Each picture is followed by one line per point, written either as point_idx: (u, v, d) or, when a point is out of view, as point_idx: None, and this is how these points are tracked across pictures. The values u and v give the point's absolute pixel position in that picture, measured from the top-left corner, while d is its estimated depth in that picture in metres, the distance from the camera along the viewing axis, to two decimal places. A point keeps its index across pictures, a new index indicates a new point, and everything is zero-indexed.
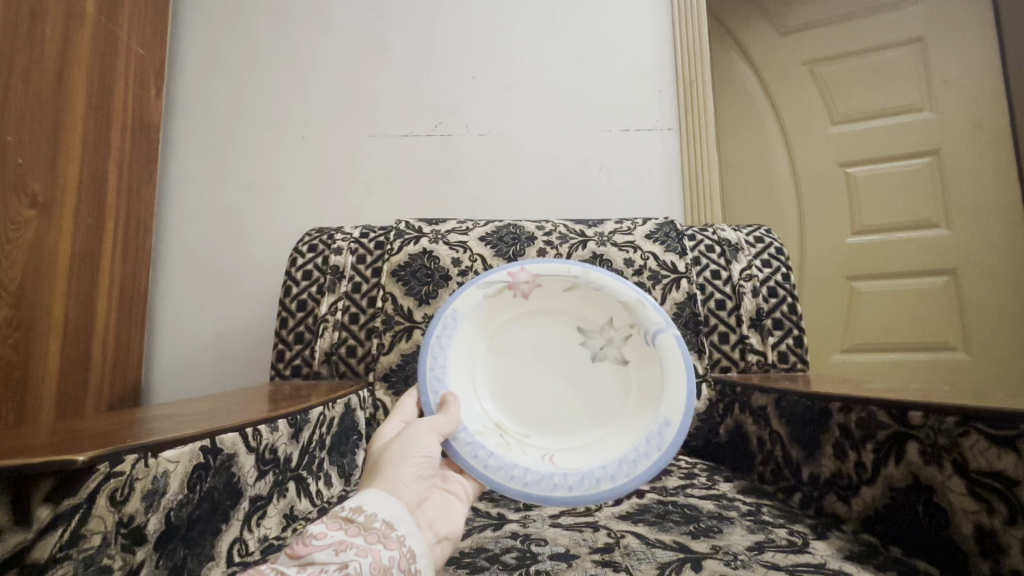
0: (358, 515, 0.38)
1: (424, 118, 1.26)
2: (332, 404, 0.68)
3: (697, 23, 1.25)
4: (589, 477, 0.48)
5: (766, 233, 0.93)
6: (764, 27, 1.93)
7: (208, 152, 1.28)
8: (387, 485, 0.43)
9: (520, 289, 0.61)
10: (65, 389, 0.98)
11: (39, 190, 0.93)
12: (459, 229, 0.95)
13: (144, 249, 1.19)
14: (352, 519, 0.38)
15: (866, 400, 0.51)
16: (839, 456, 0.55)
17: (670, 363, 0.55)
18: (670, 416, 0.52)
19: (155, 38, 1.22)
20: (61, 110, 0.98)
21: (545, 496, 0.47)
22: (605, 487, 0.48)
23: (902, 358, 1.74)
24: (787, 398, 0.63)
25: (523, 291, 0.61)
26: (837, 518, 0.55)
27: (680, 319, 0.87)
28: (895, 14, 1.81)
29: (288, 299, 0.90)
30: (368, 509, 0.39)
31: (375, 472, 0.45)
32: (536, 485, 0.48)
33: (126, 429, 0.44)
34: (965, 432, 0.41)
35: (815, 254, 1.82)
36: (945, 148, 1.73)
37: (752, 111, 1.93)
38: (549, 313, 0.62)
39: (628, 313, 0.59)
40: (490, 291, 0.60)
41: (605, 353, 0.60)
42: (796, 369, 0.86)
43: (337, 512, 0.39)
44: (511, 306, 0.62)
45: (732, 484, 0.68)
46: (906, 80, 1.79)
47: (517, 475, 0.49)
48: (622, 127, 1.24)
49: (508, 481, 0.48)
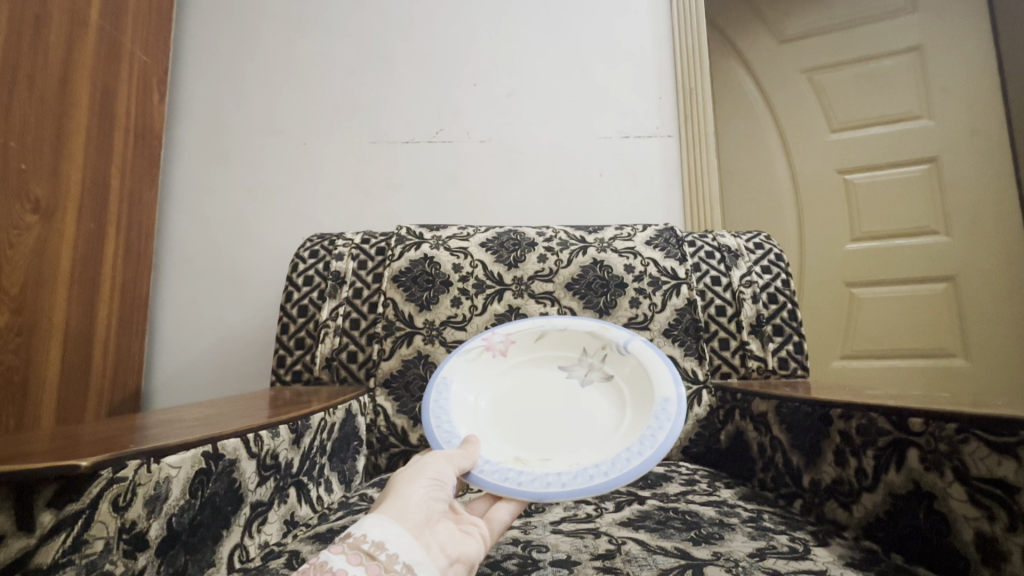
0: (378, 551, 0.35)
1: (425, 125, 1.27)
2: (333, 410, 0.68)
3: (696, 31, 1.26)
4: (583, 474, 0.46)
5: (766, 239, 0.93)
6: (763, 35, 1.95)
7: (210, 159, 1.29)
8: (398, 510, 0.39)
9: (496, 347, 0.62)
10: (65, 394, 0.98)
11: (41, 195, 0.94)
12: (460, 234, 0.95)
13: (146, 254, 1.20)
14: (373, 555, 0.35)
15: (866, 406, 0.51)
16: (839, 463, 0.55)
17: (623, 371, 0.59)
18: (667, 393, 0.52)
19: (160, 46, 1.24)
20: (65, 116, 0.98)
21: (585, 487, 0.44)
22: (637, 463, 0.45)
23: (902, 364, 1.73)
24: (788, 404, 0.64)
25: (500, 350, 0.63)
26: (838, 524, 0.55)
27: (681, 325, 0.88)
28: (894, 22, 1.82)
29: (289, 305, 0.90)
30: (388, 545, 0.36)
31: (384, 497, 0.41)
32: (576, 480, 0.45)
33: (130, 434, 0.44)
34: (965, 438, 0.41)
35: (815, 260, 1.83)
36: (944, 155, 1.74)
37: (752, 118, 1.94)
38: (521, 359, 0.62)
39: (598, 338, 0.62)
40: (470, 357, 0.61)
41: (590, 378, 0.61)
42: (796, 375, 0.85)
43: (359, 543, 0.35)
44: (490, 371, 0.62)
45: (733, 490, 0.68)
46: (903, 88, 1.80)
47: (552, 479, 0.46)
48: (622, 134, 1.25)
49: (503, 482, 0.46)
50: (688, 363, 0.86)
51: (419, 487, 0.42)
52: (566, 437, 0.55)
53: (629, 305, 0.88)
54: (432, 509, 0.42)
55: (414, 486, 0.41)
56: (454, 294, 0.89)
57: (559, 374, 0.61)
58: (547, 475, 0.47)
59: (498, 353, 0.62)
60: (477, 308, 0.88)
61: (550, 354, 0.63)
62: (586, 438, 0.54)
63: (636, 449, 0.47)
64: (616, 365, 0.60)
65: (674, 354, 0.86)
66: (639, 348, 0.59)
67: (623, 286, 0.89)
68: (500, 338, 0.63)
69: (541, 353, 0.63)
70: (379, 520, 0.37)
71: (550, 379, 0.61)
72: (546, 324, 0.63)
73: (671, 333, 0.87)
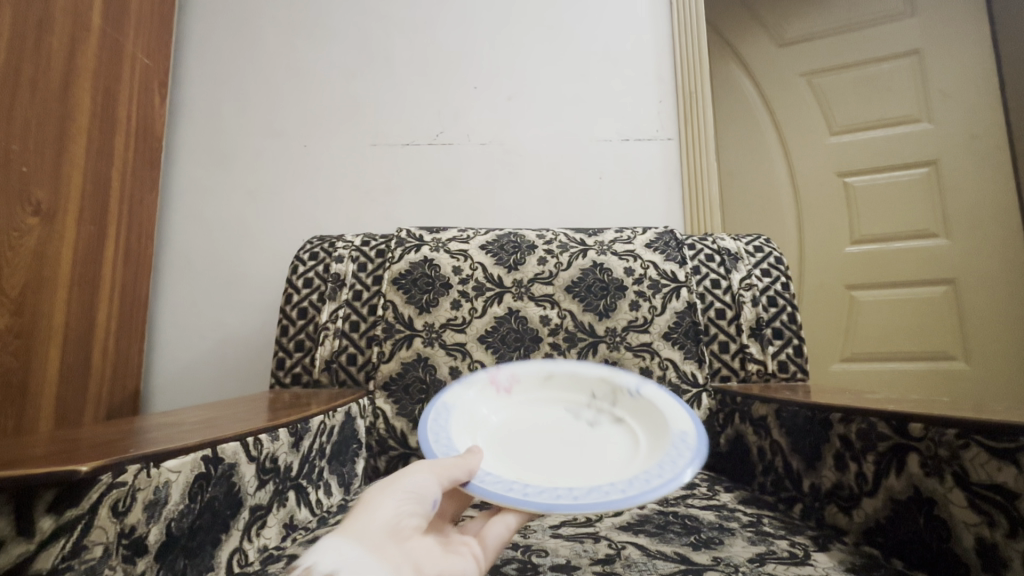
0: None
1: (425, 128, 1.27)
2: (333, 413, 0.68)
3: (696, 35, 1.27)
4: (598, 491, 0.42)
5: (765, 242, 0.93)
6: (763, 39, 1.95)
7: (210, 160, 1.29)
8: (364, 527, 0.35)
9: (501, 384, 0.60)
10: (64, 397, 0.98)
11: (42, 198, 0.94)
12: (460, 237, 0.95)
13: (146, 257, 1.20)
14: None
15: (866, 411, 0.51)
16: (839, 467, 0.55)
17: (635, 412, 0.57)
18: (684, 426, 0.51)
19: (161, 49, 1.24)
20: (66, 118, 0.98)
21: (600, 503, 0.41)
22: (659, 483, 0.42)
23: (901, 367, 1.73)
24: (788, 408, 0.64)
25: (505, 386, 0.60)
26: (838, 529, 0.55)
27: (681, 327, 0.88)
28: (894, 25, 1.83)
29: (288, 307, 0.90)
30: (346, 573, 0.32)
31: (353, 511, 0.37)
32: (590, 497, 0.41)
33: (131, 438, 0.44)
34: (965, 444, 0.41)
35: (815, 263, 1.83)
36: (943, 159, 1.75)
37: (752, 121, 1.95)
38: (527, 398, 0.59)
39: (607, 383, 0.60)
40: (473, 388, 0.57)
41: (599, 421, 0.58)
42: (796, 378, 0.85)
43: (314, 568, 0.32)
44: (493, 405, 0.58)
45: (732, 494, 0.67)
46: (903, 91, 1.81)
47: (563, 493, 0.42)
48: (622, 137, 1.25)
49: (508, 492, 0.42)
50: (688, 366, 0.86)
51: (392, 501, 0.38)
52: (574, 467, 0.50)
53: (629, 308, 0.88)
54: (405, 526, 0.38)
55: (385, 501, 0.38)
56: (454, 297, 0.89)
57: (566, 415, 0.58)
58: (556, 490, 0.43)
59: (503, 389, 0.60)
60: (477, 310, 0.88)
61: (556, 396, 0.60)
62: (595, 468, 0.49)
63: (656, 474, 0.44)
64: (627, 409, 0.58)
65: (674, 357, 0.86)
66: (651, 391, 0.58)
67: (623, 289, 0.89)
68: (507, 375, 0.60)
69: (545, 394, 0.60)
70: (341, 540, 0.34)
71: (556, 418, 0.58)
72: (556, 365, 0.61)
73: (671, 336, 0.87)
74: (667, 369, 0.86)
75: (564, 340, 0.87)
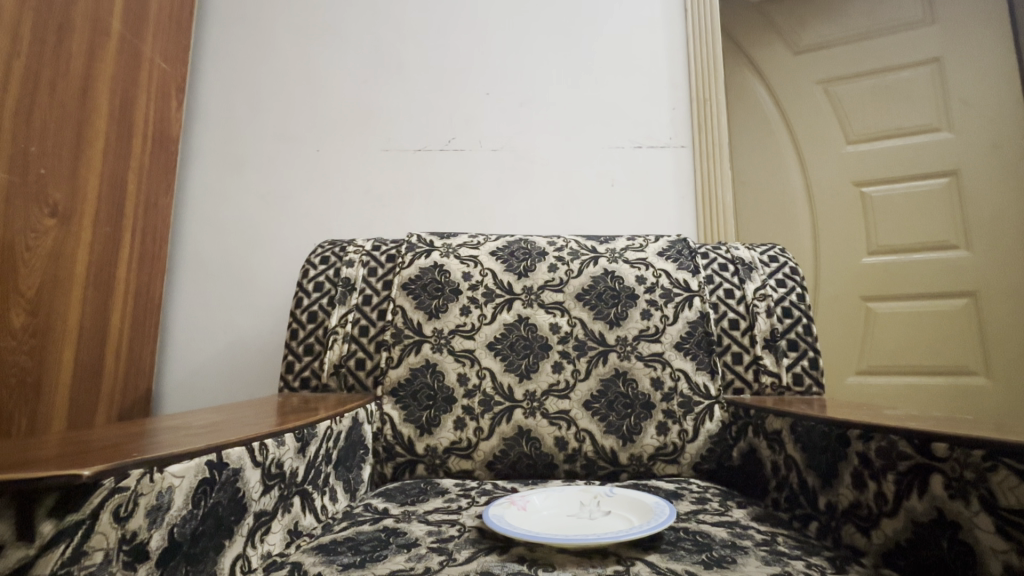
0: None
1: (437, 133, 1.27)
2: (340, 418, 0.68)
3: (711, 42, 1.26)
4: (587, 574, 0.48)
5: (780, 252, 0.91)
6: (777, 47, 1.94)
7: (224, 165, 1.30)
8: None
9: (519, 502, 0.63)
10: (76, 396, 0.99)
11: (60, 200, 0.95)
12: (470, 243, 0.95)
13: (160, 260, 1.21)
14: None
15: (887, 428, 0.49)
16: (858, 486, 0.53)
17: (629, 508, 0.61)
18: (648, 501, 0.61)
19: (180, 53, 1.25)
20: (84, 120, 1.00)
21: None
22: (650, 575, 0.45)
23: (919, 382, 1.69)
24: (803, 423, 0.62)
25: (522, 504, 0.63)
26: (855, 550, 0.53)
27: (693, 338, 0.86)
28: (912, 34, 1.80)
29: (299, 311, 0.89)
30: None
31: None
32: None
33: (135, 441, 0.43)
34: (993, 467, 0.40)
35: (830, 273, 1.79)
36: (964, 169, 1.71)
37: (767, 129, 1.93)
38: (546, 510, 0.63)
39: (588, 493, 0.67)
40: (502, 508, 0.61)
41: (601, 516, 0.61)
42: (811, 393, 0.83)
43: None
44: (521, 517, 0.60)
45: (745, 510, 0.66)
46: (922, 100, 1.77)
47: None
48: (635, 144, 1.24)
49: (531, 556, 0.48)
50: (700, 377, 0.84)
51: None
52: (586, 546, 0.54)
53: (641, 316, 0.87)
54: None
55: None
56: (463, 303, 0.88)
57: (577, 514, 0.62)
58: None
59: (521, 506, 0.62)
60: (486, 317, 0.87)
61: (564, 509, 0.63)
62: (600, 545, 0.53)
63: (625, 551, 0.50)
64: (613, 504, 0.63)
65: (686, 368, 0.84)
66: (627, 492, 0.65)
67: (634, 297, 0.88)
68: (520, 496, 0.65)
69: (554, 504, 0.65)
70: None
71: (571, 520, 0.60)
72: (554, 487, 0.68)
73: (683, 347, 0.86)
74: (679, 380, 0.84)
75: (574, 349, 0.86)
